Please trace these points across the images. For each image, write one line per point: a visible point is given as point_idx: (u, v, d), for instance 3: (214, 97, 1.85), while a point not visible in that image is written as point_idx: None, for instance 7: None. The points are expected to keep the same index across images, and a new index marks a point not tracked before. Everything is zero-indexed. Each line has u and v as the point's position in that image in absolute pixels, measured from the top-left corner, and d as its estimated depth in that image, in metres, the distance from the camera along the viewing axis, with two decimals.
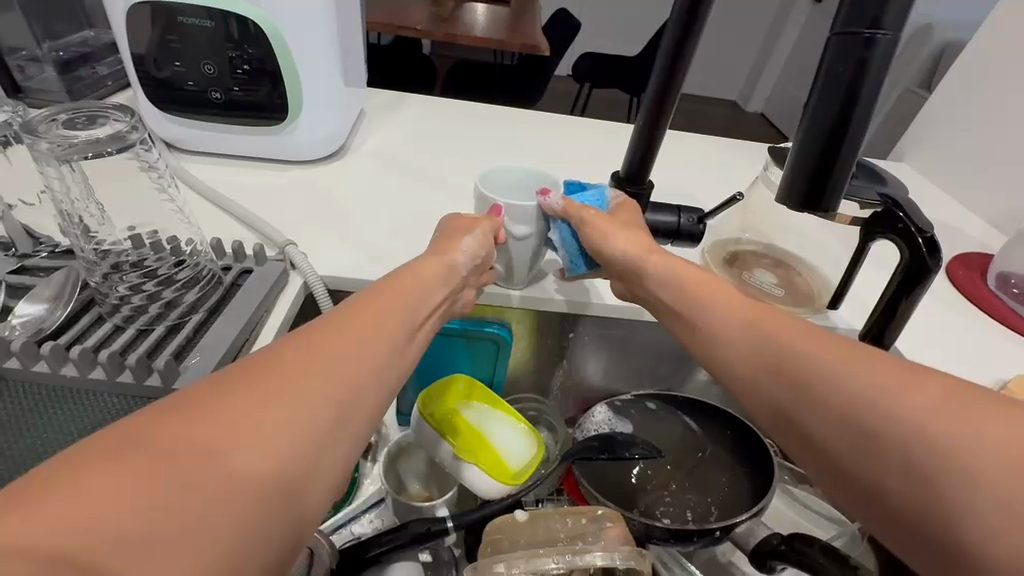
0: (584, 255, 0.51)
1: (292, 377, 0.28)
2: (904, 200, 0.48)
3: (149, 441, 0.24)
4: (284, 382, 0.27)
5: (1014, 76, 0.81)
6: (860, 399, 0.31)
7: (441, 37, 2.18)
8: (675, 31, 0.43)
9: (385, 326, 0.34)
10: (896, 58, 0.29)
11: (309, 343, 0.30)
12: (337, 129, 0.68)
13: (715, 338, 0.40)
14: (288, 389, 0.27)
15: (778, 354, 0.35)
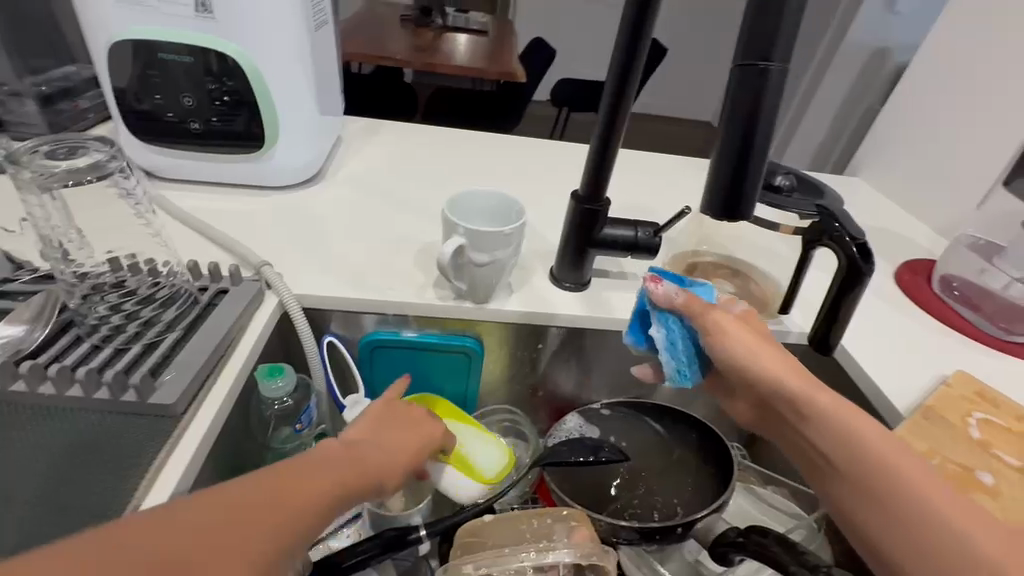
0: (689, 366, 0.48)
1: (296, 477, 0.32)
2: (840, 211, 0.53)
3: (192, 546, 0.26)
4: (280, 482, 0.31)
5: (949, 95, 0.87)
6: (933, 519, 0.36)
7: (421, 67, 2.26)
8: (618, 60, 0.47)
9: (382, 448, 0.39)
10: (789, 85, 0.33)
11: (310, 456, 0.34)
12: (313, 156, 0.71)
13: (804, 432, 0.42)
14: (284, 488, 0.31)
15: (856, 454, 0.39)
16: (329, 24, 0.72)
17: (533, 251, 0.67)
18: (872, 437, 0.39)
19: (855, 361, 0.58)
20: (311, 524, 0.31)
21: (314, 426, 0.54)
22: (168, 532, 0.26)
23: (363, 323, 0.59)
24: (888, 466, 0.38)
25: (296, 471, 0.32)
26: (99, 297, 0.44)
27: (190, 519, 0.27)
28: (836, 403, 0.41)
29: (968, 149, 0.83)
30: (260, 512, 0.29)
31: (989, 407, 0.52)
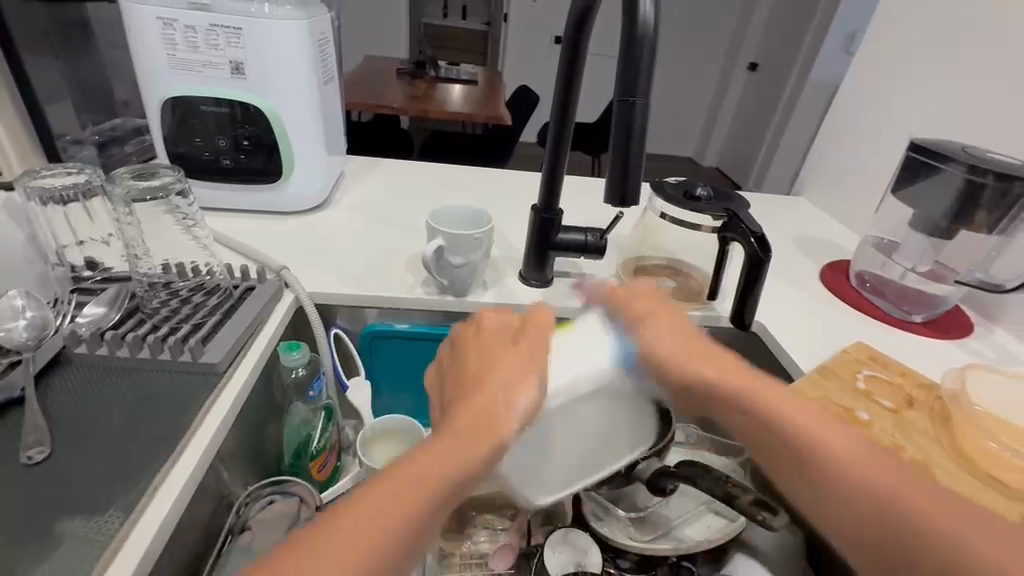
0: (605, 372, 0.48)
1: (410, 473, 0.35)
2: (743, 212, 0.66)
3: (353, 545, 0.32)
4: (398, 487, 0.35)
5: (857, 123, 1.02)
6: (871, 492, 0.39)
7: (416, 113, 2.48)
8: (558, 97, 0.61)
9: (491, 421, 0.38)
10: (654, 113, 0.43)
11: (419, 453, 0.36)
12: (320, 186, 0.86)
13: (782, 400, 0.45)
14: (399, 488, 0.34)
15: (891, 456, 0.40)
16: (334, 80, 0.87)
17: (506, 258, 0.80)
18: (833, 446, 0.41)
19: (771, 337, 0.70)
20: (438, 501, 0.35)
21: (323, 396, 0.66)
22: (330, 544, 0.32)
23: (363, 316, 0.71)
24: (840, 462, 0.40)
25: (436, 462, 0.36)
26: (156, 291, 0.57)
27: (340, 536, 0.32)
28: (723, 372, 0.47)
29: (876, 167, 0.97)
30: (390, 504, 0.34)
31: (878, 365, 0.63)
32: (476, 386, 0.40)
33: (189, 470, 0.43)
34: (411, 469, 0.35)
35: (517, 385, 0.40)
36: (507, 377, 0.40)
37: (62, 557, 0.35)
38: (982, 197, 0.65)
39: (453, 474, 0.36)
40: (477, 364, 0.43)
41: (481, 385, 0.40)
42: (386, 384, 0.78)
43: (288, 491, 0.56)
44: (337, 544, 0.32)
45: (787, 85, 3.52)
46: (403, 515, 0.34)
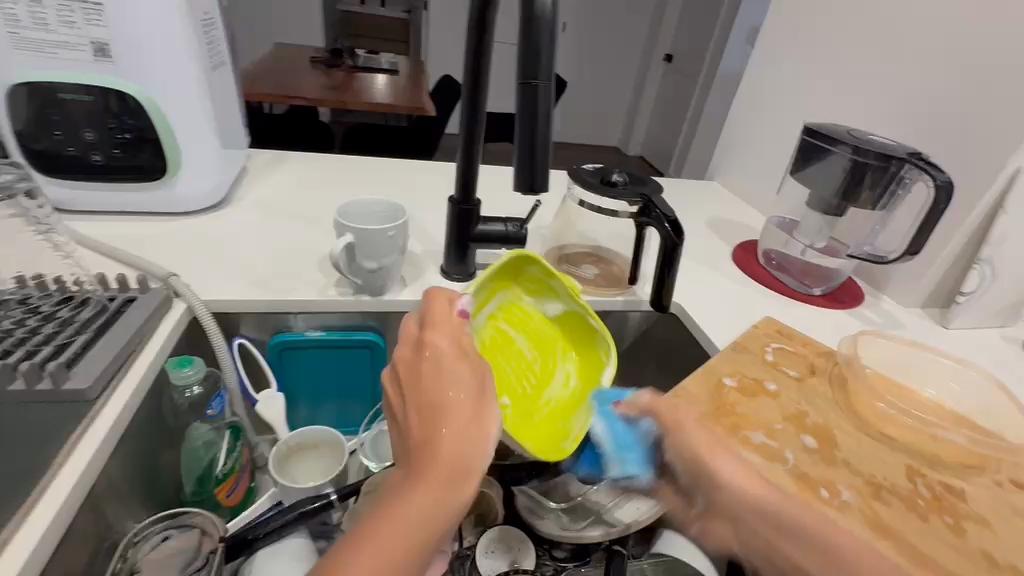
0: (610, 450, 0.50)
1: (413, 502, 0.32)
2: (657, 197, 0.67)
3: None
4: (409, 514, 0.32)
5: (759, 109, 1.08)
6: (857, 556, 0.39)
7: (333, 105, 2.37)
8: (467, 83, 0.59)
9: (472, 414, 0.36)
10: (557, 94, 0.42)
11: (407, 485, 0.33)
12: (216, 183, 0.78)
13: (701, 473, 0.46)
14: (413, 513, 0.32)
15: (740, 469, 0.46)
16: (225, 65, 0.79)
17: (426, 253, 0.77)
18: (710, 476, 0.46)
19: (689, 317, 0.73)
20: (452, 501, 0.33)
21: (225, 414, 0.60)
22: None
23: (271, 322, 0.65)
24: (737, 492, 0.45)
25: (432, 479, 0.33)
26: (7, 310, 0.49)
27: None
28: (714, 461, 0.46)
29: (776, 152, 1.04)
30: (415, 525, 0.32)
31: (784, 338, 0.67)
32: (442, 387, 0.37)
33: (52, 514, 0.37)
34: (438, 451, 0.34)
35: (473, 410, 0.36)
36: (462, 383, 0.37)
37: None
38: (867, 175, 0.71)
39: (455, 479, 0.33)
40: (419, 378, 0.38)
41: (458, 390, 0.37)
42: (303, 396, 0.73)
43: (186, 523, 0.50)
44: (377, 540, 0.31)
45: (700, 75, 3.70)
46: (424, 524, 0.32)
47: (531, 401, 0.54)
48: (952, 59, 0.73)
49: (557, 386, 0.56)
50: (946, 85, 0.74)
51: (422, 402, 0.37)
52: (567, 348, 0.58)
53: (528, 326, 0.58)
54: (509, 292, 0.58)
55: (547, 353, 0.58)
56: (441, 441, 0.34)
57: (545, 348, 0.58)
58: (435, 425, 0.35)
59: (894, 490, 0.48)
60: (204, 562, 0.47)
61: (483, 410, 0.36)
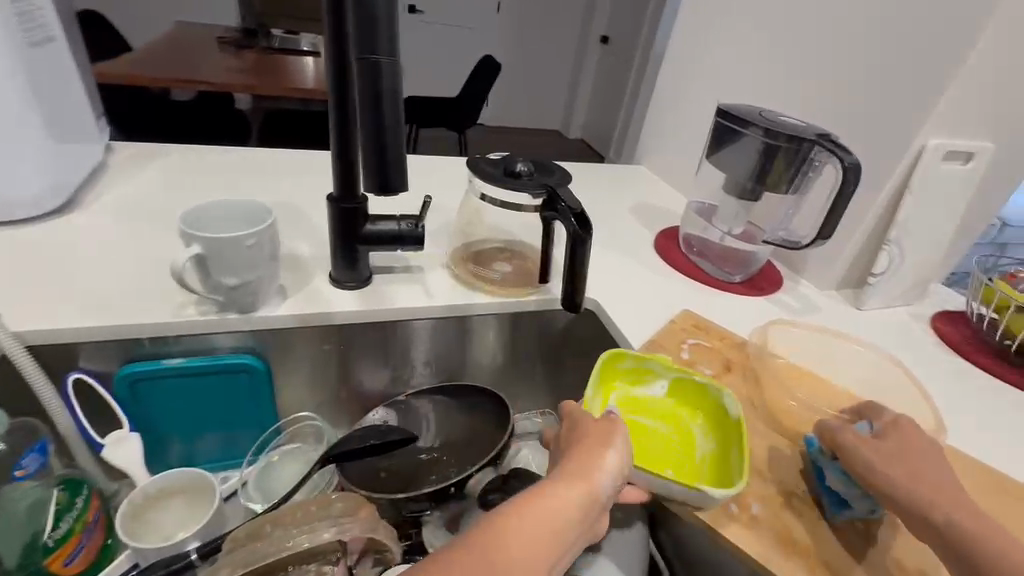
0: None
1: (533, 515, 0.36)
2: (562, 188, 0.61)
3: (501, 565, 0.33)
4: (529, 527, 0.36)
5: (679, 89, 1.05)
6: None
7: (243, 90, 2.17)
8: (328, 60, 0.50)
9: (601, 458, 0.41)
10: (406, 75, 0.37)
11: (533, 498, 0.37)
12: (50, 184, 0.65)
13: None
14: (531, 526, 0.36)
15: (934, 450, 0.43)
16: (50, 41, 0.65)
17: (315, 257, 0.68)
18: None
19: (605, 314, 0.68)
20: (570, 526, 0.37)
21: (46, 471, 0.50)
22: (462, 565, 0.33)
23: (116, 350, 0.55)
24: None
25: (558, 506, 0.37)
26: None
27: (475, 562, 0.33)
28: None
29: (697, 134, 1.01)
30: (542, 530, 0.36)
31: (701, 333, 0.64)
32: (578, 442, 0.42)
33: None
34: (567, 487, 0.38)
35: (606, 456, 0.41)
36: (596, 438, 0.42)
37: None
38: (778, 158, 0.68)
39: (575, 510, 0.37)
40: (582, 435, 0.43)
41: (589, 441, 0.42)
42: (174, 432, 0.63)
43: None
44: (505, 539, 0.35)
45: (635, 59, 3.71)
46: (547, 541, 0.36)
47: (694, 467, 0.47)
48: (859, 37, 0.72)
49: (701, 444, 0.50)
50: (852, 63, 0.73)
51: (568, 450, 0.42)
52: (695, 413, 0.52)
53: (651, 409, 0.53)
54: (612, 392, 0.53)
55: (681, 424, 0.52)
56: (577, 470, 0.39)
57: (670, 417, 0.52)
58: (572, 461, 0.40)
59: (807, 499, 0.45)
60: None
61: (617, 462, 0.41)
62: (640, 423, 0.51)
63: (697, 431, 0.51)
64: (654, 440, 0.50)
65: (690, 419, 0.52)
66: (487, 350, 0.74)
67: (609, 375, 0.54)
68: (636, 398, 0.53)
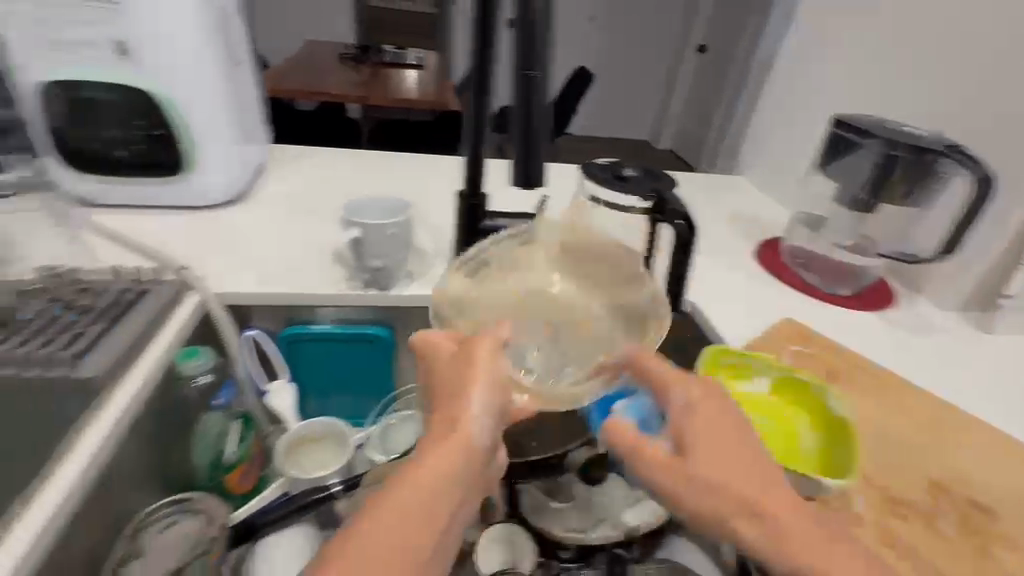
0: None
1: (409, 491, 0.33)
2: (670, 193, 0.65)
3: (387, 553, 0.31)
4: (410, 501, 0.32)
5: (789, 99, 1.03)
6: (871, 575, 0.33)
7: (359, 101, 2.41)
8: (473, 73, 0.57)
9: (482, 389, 0.37)
10: (557, 87, 0.42)
11: (405, 475, 0.33)
12: (235, 179, 0.79)
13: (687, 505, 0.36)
14: (417, 501, 0.33)
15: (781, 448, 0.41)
16: (244, 62, 0.80)
17: (437, 248, 0.77)
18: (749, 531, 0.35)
19: (704, 316, 0.70)
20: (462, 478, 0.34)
21: (234, 404, 0.63)
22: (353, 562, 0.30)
23: (282, 314, 0.67)
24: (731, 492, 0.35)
25: (444, 460, 0.34)
26: (32, 302, 0.52)
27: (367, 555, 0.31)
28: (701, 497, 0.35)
29: (805, 144, 0.99)
30: (433, 495, 0.33)
31: (804, 341, 0.64)
32: (453, 381, 0.38)
33: (55, 507, 0.38)
34: (437, 449, 0.34)
35: (469, 390, 0.37)
36: (472, 373, 0.37)
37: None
38: (898, 169, 0.67)
39: (459, 460, 0.34)
40: (472, 370, 0.38)
41: (461, 382, 0.37)
42: (313, 388, 0.74)
43: (192, 508, 0.51)
44: (379, 517, 0.32)
45: (733, 69, 3.58)
46: (432, 497, 0.33)
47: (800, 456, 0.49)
48: (998, 45, 0.68)
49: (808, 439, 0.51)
50: (990, 73, 0.69)
51: (447, 393, 0.38)
52: (799, 407, 0.54)
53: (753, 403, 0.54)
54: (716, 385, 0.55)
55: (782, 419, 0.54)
56: (461, 412, 0.36)
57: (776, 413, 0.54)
58: (459, 401, 0.37)
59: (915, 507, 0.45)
60: (206, 546, 0.48)
61: (478, 384, 0.37)
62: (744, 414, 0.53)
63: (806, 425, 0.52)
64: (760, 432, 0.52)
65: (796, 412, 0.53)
66: None
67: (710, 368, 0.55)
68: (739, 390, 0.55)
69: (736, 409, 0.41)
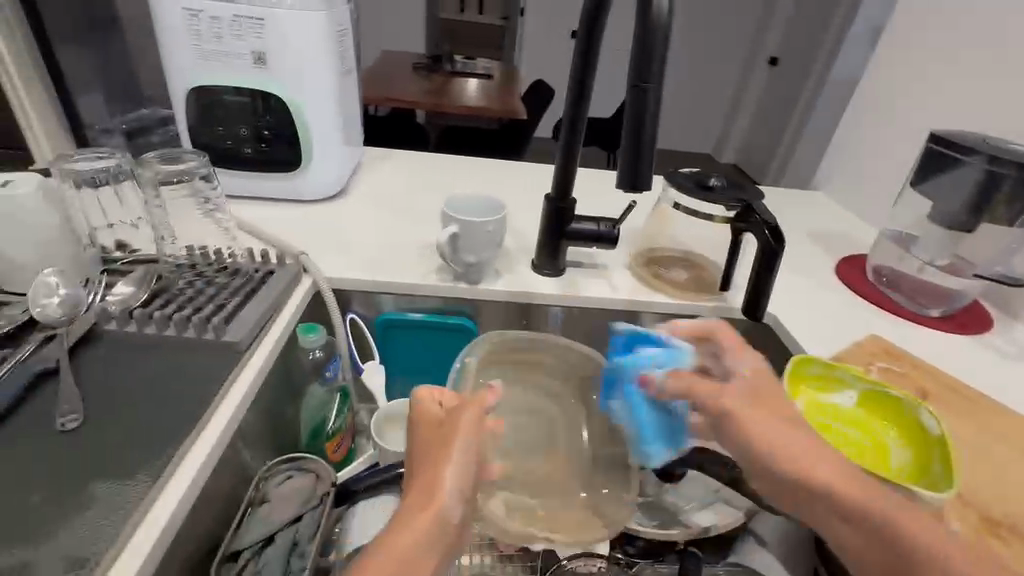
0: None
1: (399, 553, 0.34)
2: (757, 203, 0.66)
3: None
4: (389, 564, 0.34)
5: (877, 114, 1.01)
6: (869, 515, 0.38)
7: (431, 107, 2.52)
8: (572, 84, 0.62)
9: (436, 461, 0.39)
10: (665, 99, 0.45)
11: (390, 538, 0.35)
12: (338, 175, 0.87)
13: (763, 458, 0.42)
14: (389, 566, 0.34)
15: (754, 438, 0.43)
16: (352, 71, 0.88)
17: (519, 248, 0.81)
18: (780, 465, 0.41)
19: (784, 329, 0.70)
20: (438, 545, 0.36)
21: (339, 377, 0.67)
22: None
23: (379, 301, 0.73)
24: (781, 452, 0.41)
25: (419, 526, 0.36)
26: (183, 275, 0.61)
27: None
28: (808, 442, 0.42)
29: (895, 160, 0.96)
30: (415, 556, 0.35)
31: (892, 358, 0.63)
32: (428, 451, 0.40)
33: (210, 447, 0.45)
34: (415, 518, 0.36)
35: (450, 460, 0.39)
36: (457, 445, 0.39)
37: (72, 535, 0.36)
38: (1004, 188, 0.64)
39: (416, 527, 0.36)
40: (432, 444, 0.41)
41: (438, 453, 0.39)
42: (399, 372, 0.80)
43: (304, 467, 0.57)
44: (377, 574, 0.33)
45: (808, 82, 3.44)
46: (424, 556, 0.35)
47: (887, 468, 0.50)
48: None
49: (896, 453, 0.51)
50: None
51: (431, 459, 0.39)
52: (886, 423, 0.54)
53: (838, 414, 0.55)
54: (800, 393, 0.56)
55: (867, 432, 0.54)
56: (440, 480, 0.38)
57: (862, 426, 0.54)
58: (434, 471, 0.38)
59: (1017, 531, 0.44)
60: (319, 501, 0.54)
61: (451, 452, 0.39)
62: (829, 424, 0.54)
63: (891, 439, 0.52)
64: (846, 442, 0.52)
65: (883, 428, 0.53)
66: None
67: (794, 376, 0.56)
68: (823, 400, 0.56)
69: (738, 408, 0.44)
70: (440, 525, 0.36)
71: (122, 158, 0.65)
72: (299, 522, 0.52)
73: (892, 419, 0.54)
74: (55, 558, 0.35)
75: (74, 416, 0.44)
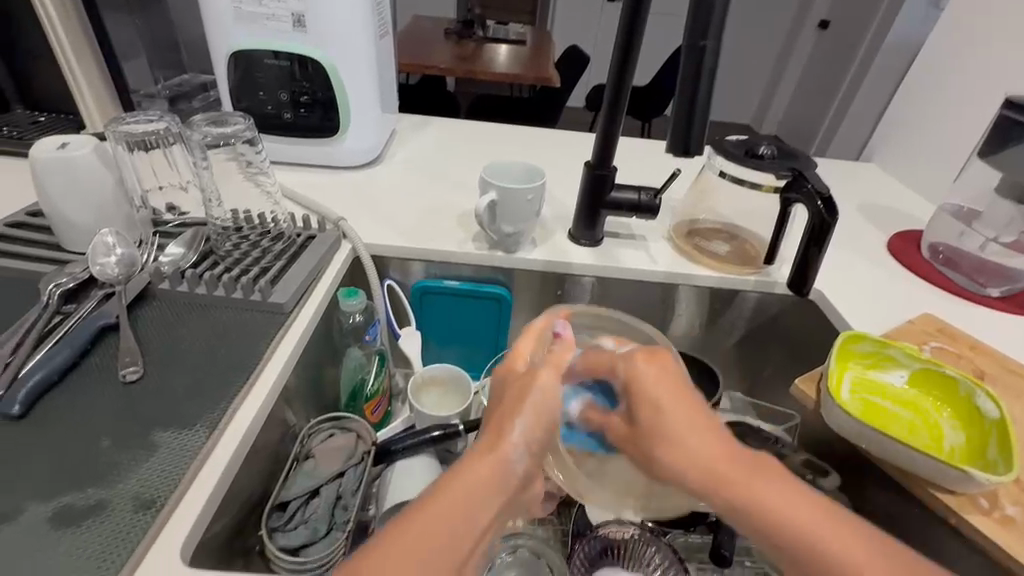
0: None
1: (454, 499, 0.35)
2: (809, 172, 0.63)
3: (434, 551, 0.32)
4: (449, 504, 0.34)
5: (943, 79, 0.94)
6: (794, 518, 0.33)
7: (462, 73, 2.47)
8: (618, 46, 0.59)
9: (507, 415, 0.39)
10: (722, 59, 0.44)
11: (448, 484, 0.35)
12: (374, 142, 0.87)
13: (651, 451, 0.39)
14: (451, 510, 0.34)
15: (675, 410, 0.40)
16: (389, 34, 0.87)
17: (555, 217, 0.80)
18: (684, 446, 0.38)
19: (829, 305, 0.68)
20: (499, 494, 0.36)
21: (377, 341, 0.68)
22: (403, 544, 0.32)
23: (415, 267, 0.73)
24: (680, 443, 0.38)
25: (479, 473, 0.36)
26: (229, 238, 0.63)
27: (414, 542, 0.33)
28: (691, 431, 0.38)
29: (960, 129, 0.90)
30: (473, 500, 0.35)
31: (945, 337, 0.60)
32: (502, 402, 0.41)
33: (263, 400, 0.47)
34: (477, 463, 0.37)
35: (518, 415, 0.39)
36: (528, 399, 0.40)
37: (141, 478, 0.39)
38: None
39: (479, 476, 0.36)
40: (511, 395, 0.41)
41: (510, 406, 0.40)
42: (434, 339, 0.81)
43: (345, 426, 0.59)
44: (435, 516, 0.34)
45: (860, 45, 3.20)
46: (482, 505, 0.35)
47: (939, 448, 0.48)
48: None
49: (948, 434, 0.50)
50: None
51: (502, 410, 0.40)
52: (940, 405, 0.52)
53: (888, 393, 0.53)
54: (850, 369, 0.54)
55: (918, 411, 0.52)
56: (508, 435, 0.38)
57: (912, 406, 0.52)
58: (502, 426, 0.39)
59: None
60: (360, 459, 0.56)
61: (523, 406, 0.39)
62: (877, 401, 0.53)
63: (943, 418, 0.51)
64: (894, 420, 0.51)
65: (935, 409, 0.52)
66: (693, 322, 0.78)
67: (844, 352, 0.54)
68: (871, 378, 0.54)
69: (659, 380, 0.41)
70: (500, 478, 0.37)
71: (167, 120, 0.65)
72: (342, 477, 0.54)
73: (944, 400, 0.52)
74: (127, 497, 0.37)
75: (136, 369, 0.46)
